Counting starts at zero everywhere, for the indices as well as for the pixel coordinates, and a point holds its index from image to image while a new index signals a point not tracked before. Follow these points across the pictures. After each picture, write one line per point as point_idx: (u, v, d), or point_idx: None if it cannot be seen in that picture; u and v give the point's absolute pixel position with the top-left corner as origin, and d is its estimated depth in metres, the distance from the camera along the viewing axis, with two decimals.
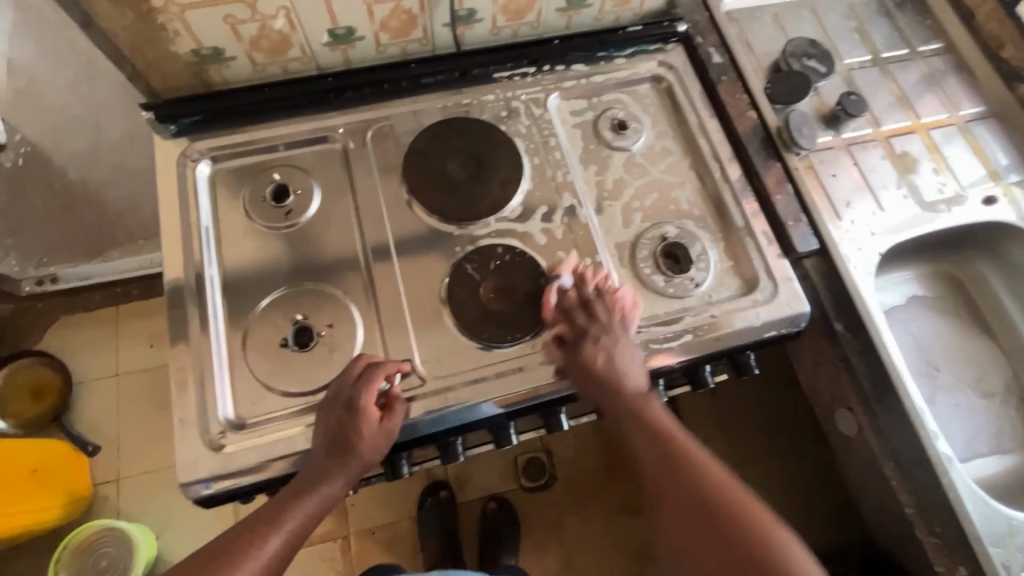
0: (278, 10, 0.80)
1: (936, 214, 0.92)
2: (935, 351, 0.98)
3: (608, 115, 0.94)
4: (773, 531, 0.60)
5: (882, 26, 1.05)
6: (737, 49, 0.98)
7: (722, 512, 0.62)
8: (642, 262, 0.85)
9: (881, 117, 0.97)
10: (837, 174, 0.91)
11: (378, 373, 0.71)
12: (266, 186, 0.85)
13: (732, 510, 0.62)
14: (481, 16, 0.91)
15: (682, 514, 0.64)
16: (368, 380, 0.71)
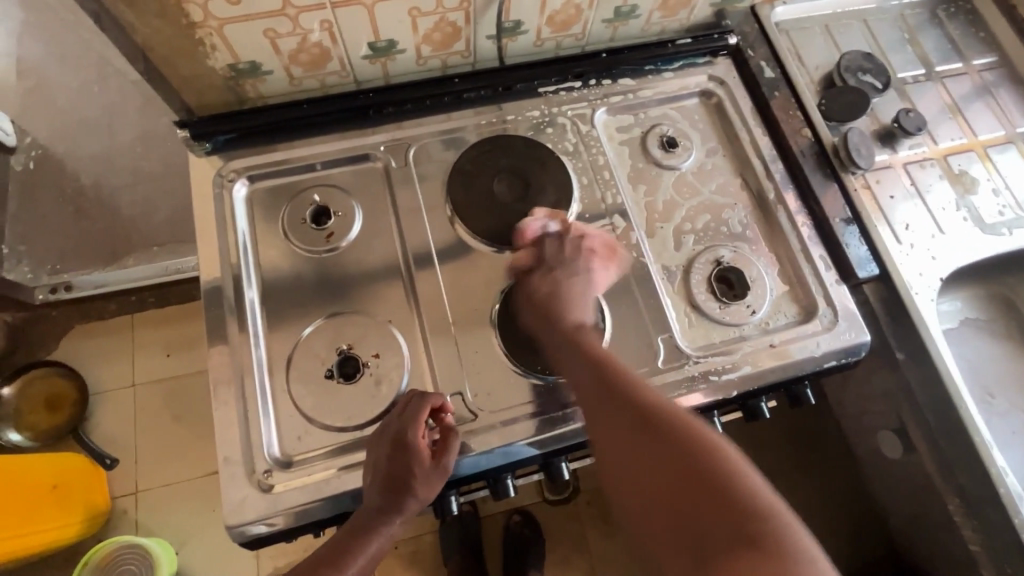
0: (320, 24, 0.76)
1: (996, 237, 0.88)
2: (989, 376, 0.95)
3: (657, 132, 0.90)
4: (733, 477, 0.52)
5: (935, 37, 1.02)
6: (788, 62, 0.95)
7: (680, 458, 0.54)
8: (696, 287, 0.82)
9: (938, 134, 0.94)
10: (894, 196, 0.88)
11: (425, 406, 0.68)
12: (306, 207, 0.81)
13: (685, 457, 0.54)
14: (525, 28, 0.88)
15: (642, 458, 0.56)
16: (413, 412, 0.67)
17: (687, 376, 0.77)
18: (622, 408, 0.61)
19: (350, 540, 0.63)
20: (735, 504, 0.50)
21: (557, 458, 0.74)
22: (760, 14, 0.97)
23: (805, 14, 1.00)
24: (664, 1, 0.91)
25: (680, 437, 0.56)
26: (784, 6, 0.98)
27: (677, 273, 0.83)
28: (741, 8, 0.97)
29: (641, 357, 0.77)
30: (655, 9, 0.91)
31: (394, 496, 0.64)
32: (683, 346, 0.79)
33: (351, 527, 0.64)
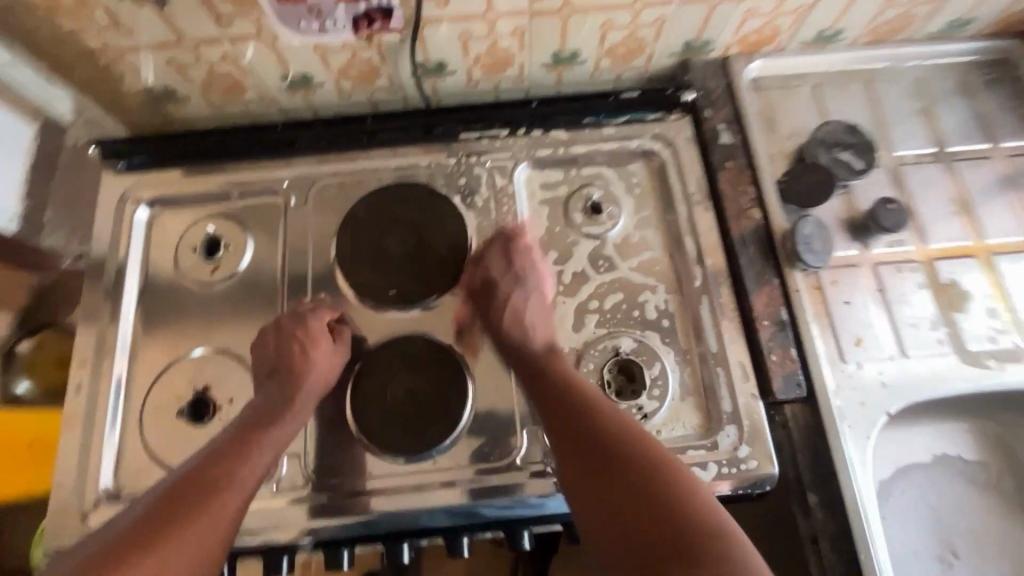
0: (224, 56, 0.75)
1: (980, 371, 0.71)
2: (960, 532, 0.77)
3: (582, 194, 0.81)
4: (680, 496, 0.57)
5: (957, 110, 0.84)
6: (754, 127, 0.82)
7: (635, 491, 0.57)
8: (584, 378, 0.73)
9: (929, 232, 0.77)
10: (851, 302, 0.73)
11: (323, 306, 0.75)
12: (200, 237, 0.81)
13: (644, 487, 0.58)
14: (453, 68, 0.81)
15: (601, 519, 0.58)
16: (309, 307, 0.74)
17: (546, 479, 0.68)
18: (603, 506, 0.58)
19: (245, 432, 0.64)
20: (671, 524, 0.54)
21: (398, 538, 0.68)
22: (733, 69, 0.84)
23: (792, 69, 0.86)
24: (612, 49, 0.81)
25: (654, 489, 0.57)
26: (765, 61, 0.85)
27: (568, 358, 0.74)
28: (711, 61, 0.85)
29: (499, 449, 0.70)
30: (602, 56, 0.82)
31: (286, 382, 0.68)
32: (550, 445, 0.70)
33: (247, 417, 0.66)
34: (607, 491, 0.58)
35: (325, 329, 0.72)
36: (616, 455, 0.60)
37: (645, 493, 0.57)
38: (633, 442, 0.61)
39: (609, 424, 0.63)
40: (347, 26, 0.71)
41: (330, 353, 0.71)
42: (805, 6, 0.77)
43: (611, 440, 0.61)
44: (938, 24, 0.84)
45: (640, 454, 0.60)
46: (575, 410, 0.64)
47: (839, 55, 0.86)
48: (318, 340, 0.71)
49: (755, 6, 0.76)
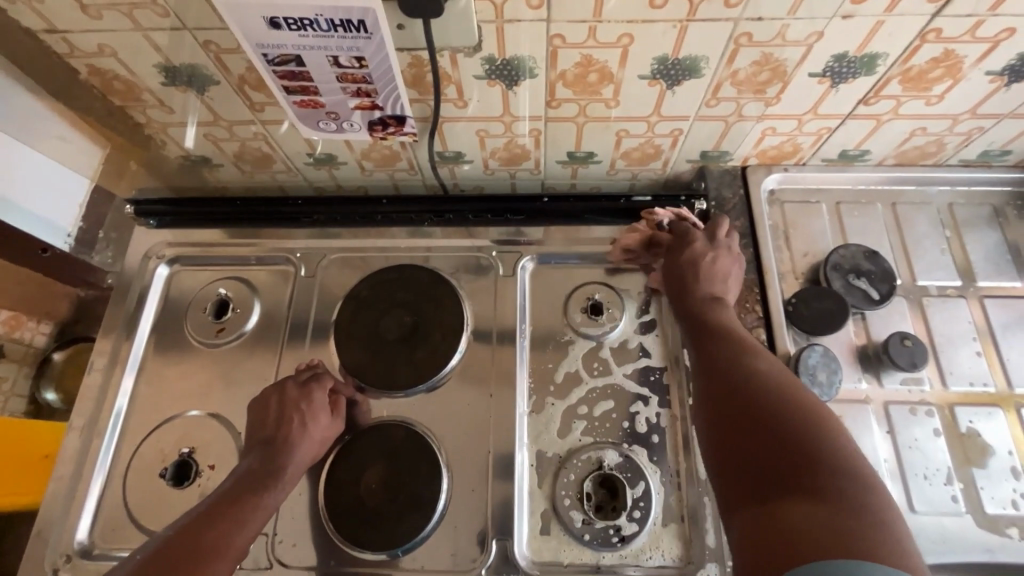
0: (255, 135, 0.80)
1: (999, 539, 0.65)
2: None
3: (583, 292, 0.81)
4: (820, 417, 0.50)
5: (989, 242, 0.80)
6: (768, 242, 0.80)
7: (762, 398, 0.53)
8: (563, 489, 0.70)
9: (951, 372, 0.72)
10: (856, 443, 0.69)
11: (324, 372, 0.76)
12: (211, 298, 0.84)
13: (773, 399, 0.52)
14: (469, 158, 0.84)
15: (734, 427, 0.53)
16: (310, 372, 0.75)
17: None
18: (732, 412, 0.54)
19: (241, 491, 0.64)
20: (794, 443, 0.48)
21: None
22: (750, 180, 0.83)
23: (814, 185, 0.84)
24: (627, 153, 0.81)
25: (791, 407, 0.51)
26: (785, 173, 0.84)
27: (549, 464, 0.72)
28: (729, 169, 0.84)
29: (467, 555, 0.68)
30: (618, 158, 0.82)
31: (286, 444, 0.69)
32: (519, 558, 0.68)
33: (242, 479, 0.66)
34: (735, 398, 0.55)
35: (325, 397, 0.73)
36: (747, 381, 0.55)
37: (767, 417, 0.51)
38: (779, 379, 0.55)
39: (757, 381, 0.55)
40: (362, 128, 0.75)
41: (325, 420, 0.72)
42: (827, 129, 0.76)
43: (750, 372, 0.56)
44: (973, 152, 0.80)
45: (772, 384, 0.54)
46: (715, 352, 0.61)
47: (865, 174, 0.83)
48: (318, 407, 0.72)
49: (775, 125, 0.75)
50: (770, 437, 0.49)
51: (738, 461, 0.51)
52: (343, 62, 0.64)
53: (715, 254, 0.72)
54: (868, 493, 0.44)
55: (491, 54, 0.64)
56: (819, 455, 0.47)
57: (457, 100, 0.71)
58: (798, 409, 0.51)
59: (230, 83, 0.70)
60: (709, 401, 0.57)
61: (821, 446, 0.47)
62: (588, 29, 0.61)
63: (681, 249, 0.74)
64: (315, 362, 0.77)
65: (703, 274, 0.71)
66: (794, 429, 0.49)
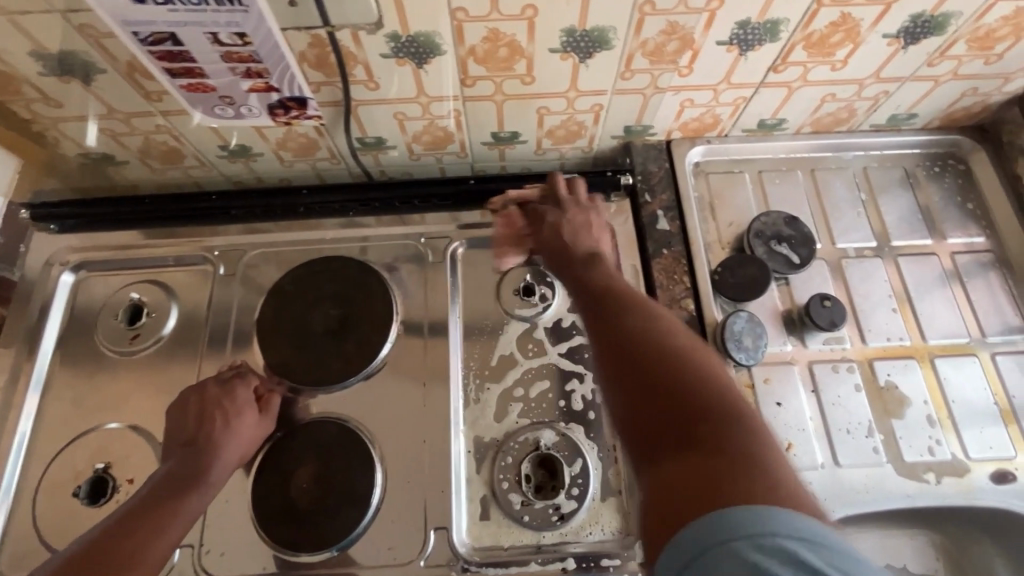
0: (158, 127, 0.75)
1: (917, 485, 0.68)
2: None
3: (515, 274, 0.80)
4: (701, 374, 0.52)
5: (902, 202, 0.83)
6: (694, 214, 0.81)
7: (645, 356, 0.55)
8: (501, 473, 0.69)
9: (869, 328, 0.75)
10: (783, 404, 0.70)
11: (250, 371, 0.73)
12: (123, 304, 0.79)
13: (656, 349, 0.55)
14: (392, 144, 0.81)
15: (640, 335, 0.57)
16: (237, 372, 0.73)
17: None
18: (614, 387, 0.55)
19: (160, 496, 0.62)
20: (689, 397, 0.50)
21: None
22: (676, 153, 0.84)
23: (737, 156, 0.86)
24: (552, 131, 0.80)
25: (669, 357, 0.54)
26: (709, 146, 0.85)
27: (486, 449, 0.71)
28: (654, 144, 0.84)
29: (405, 548, 0.66)
30: (543, 137, 0.81)
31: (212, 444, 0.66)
32: (459, 545, 0.66)
33: (159, 486, 0.63)
34: (619, 348, 0.57)
35: (250, 396, 0.70)
36: (630, 342, 0.56)
37: (662, 370, 0.52)
38: (657, 326, 0.58)
39: (644, 327, 0.58)
40: (263, 112, 0.72)
41: (252, 419, 0.69)
42: (743, 98, 0.77)
43: (626, 331, 0.58)
44: (883, 117, 0.83)
45: (661, 339, 0.56)
46: (593, 296, 0.65)
47: (784, 143, 0.85)
48: (242, 406, 0.69)
49: (692, 97, 0.76)
50: (656, 395, 0.51)
51: (635, 405, 0.52)
52: (225, 40, 0.61)
53: (588, 224, 0.76)
54: (753, 447, 0.45)
55: (395, 31, 0.62)
56: (712, 408, 0.49)
57: (368, 82, 0.69)
58: (681, 358, 0.54)
59: (119, 70, 0.66)
60: (597, 328, 0.60)
61: (713, 398, 0.50)
62: (490, 2, 0.59)
63: (564, 219, 0.76)
64: (240, 364, 0.74)
65: (568, 237, 0.74)
66: (692, 391, 0.50)
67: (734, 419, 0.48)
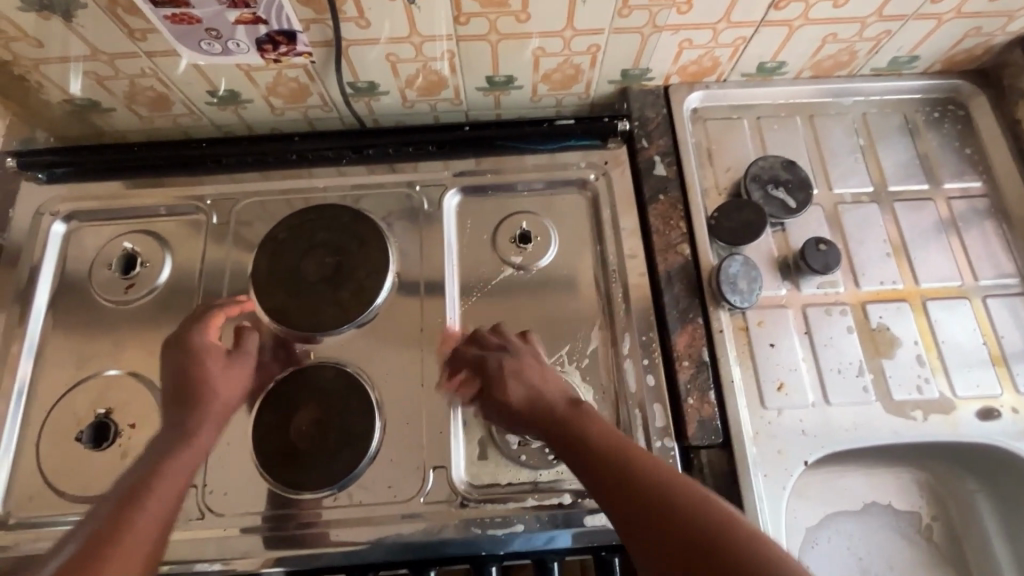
0: (143, 70, 0.73)
1: (904, 422, 0.69)
2: None
3: (511, 222, 0.79)
4: (715, 518, 0.49)
5: (900, 148, 0.83)
6: (691, 160, 0.80)
7: (648, 503, 0.51)
8: None
9: (863, 272, 0.76)
10: (776, 345, 0.71)
11: (206, 324, 0.70)
12: (116, 254, 0.79)
13: (658, 501, 0.51)
14: (385, 89, 0.80)
15: (632, 519, 0.51)
16: (199, 331, 0.70)
17: (448, 520, 0.66)
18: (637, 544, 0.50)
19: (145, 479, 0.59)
20: (716, 558, 0.47)
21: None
22: (673, 98, 0.83)
23: (736, 102, 0.84)
24: (547, 75, 0.79)
25: (681, 507, 0.50)
26: (707, 91, 0.83)
27: None
28: (652, 89, 0.83)
29: (406, 486, 0.68)
30: (539, 82, 0.80)
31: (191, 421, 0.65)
32: (458, 482, 0.68)
33: (161, 436, 0.63)
34: (618, 498, 0.53)
35: (224, 357, 0.69)
36: (641, 496, 0.52)
37: (673, 527, 0.49)
38: (689, 493, 0.51)
39: (644, 469, 0.54)
40: (251, 48, 0.70)
41: (230, 379, 0.68)
42: (742, 39, 0.75)
43: (626, 486, 0.53)
44: (883, 60, 0.82)
45: (670, 490, 0.51)
46: (596, 459, 0.57)
47: (784, 88, 0.84)
48: (217, 368, 0.68)
49: (691, 37, 0.74)
50: (685, 549, 0.48)
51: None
52: None
53: (516, 373, 0.66)
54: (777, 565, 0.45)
55: None
56: (747, 560, 0.46)
57: (358, 19, 0.68)
58: (685, 503, 0.50)
59: (101, 5, 0.64)
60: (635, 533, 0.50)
61: (748, 553, 0.46)
62: None
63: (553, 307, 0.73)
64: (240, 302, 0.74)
65: (512, 404, 0.65)
66: (709, 539, 0.48)
67: (779, 567, 0.45)
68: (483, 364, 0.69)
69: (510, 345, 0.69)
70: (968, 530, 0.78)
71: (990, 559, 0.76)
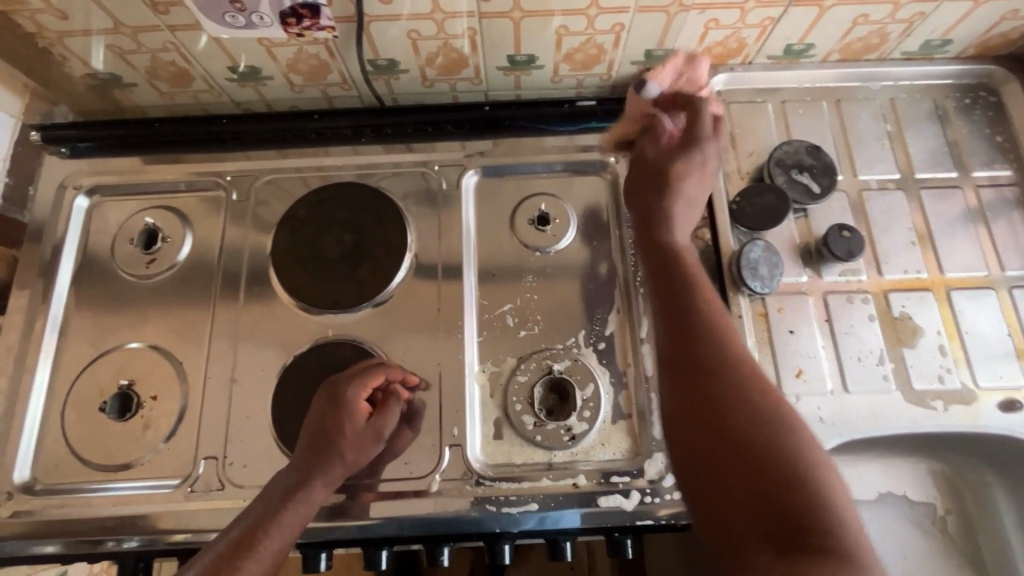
0: (165, 45, 0.73)
1: (924, 411, 0.68)
2: (895, 571, 0.74)
3: (529, 204, 0.79)
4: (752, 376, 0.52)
5: (929, 135, 0.81)
6: (713, 143, 0.79)
7: (696, 330, 0.56)
8: (514, 396, 0.71)
9: (886, 260, 0.74)
10: (795, 332, 0.70)
11: (361, 382, 0.67)
12: (138, 228, 0.80)
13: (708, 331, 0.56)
14: (405, 68, 0.79)
15: (694, 331, 0.56)
16: (352, 389, 0.66)
17: (463, 497, 0.67)
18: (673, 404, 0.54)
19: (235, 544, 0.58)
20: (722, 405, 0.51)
21: (312, 548, 0.67)
22: None
23: (760, 85, 0.83)
24: (569, 55, 0.78)
25: (715, 347, 0.54)
26: (731, 73, 0.82)
27: (500, 373, 0.72)
28: None
29: (422, 463, 0.68)
30: (561, 62, 0.79)
31: (289, 478, 0.63)
32: (473, 461, 0.68)
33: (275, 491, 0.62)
34: (679, 324, 0.57)
35: (362, 423, 0.66)
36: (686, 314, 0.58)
37: (715, 385, 0.52)
38: (741, 359, 0.54)
39: (700, 291, 0.60)
40: (275, 21, 0.69)
41: (360, 450, 0.65)
42: (771, 19, 0.74)
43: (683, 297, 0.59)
44: (915, 43, 0.80)
45: (699, 318, 0.57)
46: (672, 294, 0.60)
47: (810, 71, 0.82)
48: (353, 435, 0.65)
49: (718, 17, 0.73)
50: (712, 404, 0.51)
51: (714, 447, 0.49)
52: None
53: (698, 167, 0.68)
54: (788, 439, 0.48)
55: None
56: (767, 425, 0.49)
57: None
58: (714, 338, 0.55)
59: None
60: (693, 408, 0.52)
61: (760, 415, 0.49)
62: None
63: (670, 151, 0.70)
64: (402, 373, 0.70)
65: (659, 215, 0.68)
66: (734, 393, 0.51)
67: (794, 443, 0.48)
68: (652, 132, 0.73)
69: (676, 114, 0.72)
70: (982, 521, 0.77)
71: (1004, 551, 0.75)
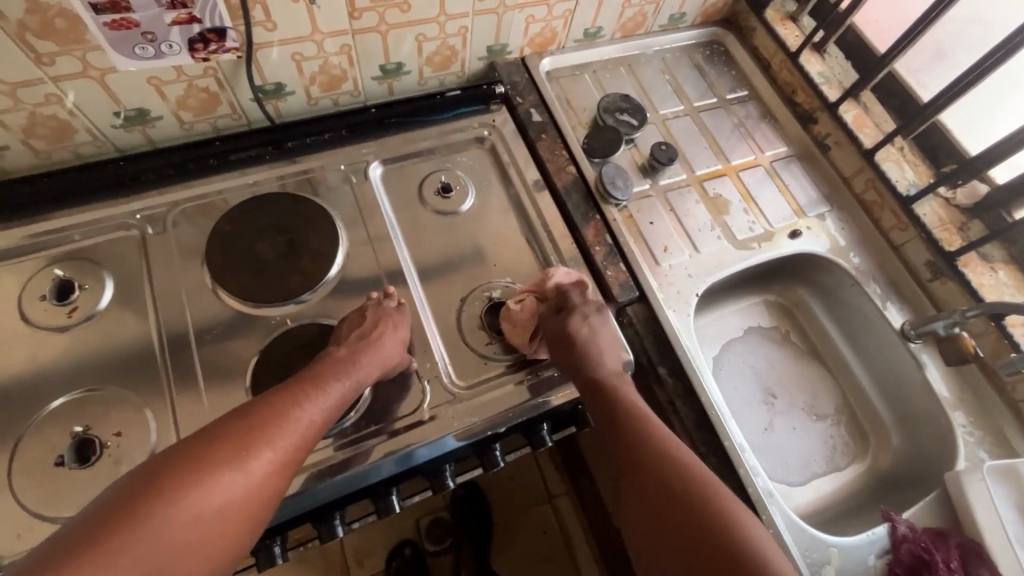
0: (47, 98, 0.75)
1: (749, 252, 0.97)
2: (771, 378, 1.02)
3: (431, 179, 0.94)
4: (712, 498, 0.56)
5: (692, 77, 1.14)
6: (555, 107, 1.02)
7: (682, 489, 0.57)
8: (466, 328, 0.83)
9: (695, 162, 1.03)
10: (654, 222, 0.95)
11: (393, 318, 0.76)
12: (47, 285, 0.78)
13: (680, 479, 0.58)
14: (291, 89, 0.90)
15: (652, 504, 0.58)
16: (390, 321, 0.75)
17: (453, 415, 0.76)
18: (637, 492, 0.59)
19: (302, 383, 0.63)
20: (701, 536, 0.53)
21: (330, 512, 0.72)
22: (530, 65, 1.05)
23: (575, 62, 1.09)
24: (429, 59, 0.96)
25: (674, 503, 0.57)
26: (553, 56, 1.07)
27: (449, 314, 0.84)
28: (512, 61, 1.04)
29: (407, 402, 0.76)
30: (423, 65, 0.97)
31: (319, 372, 0.66)
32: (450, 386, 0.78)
33: (299, 379, 0.64)
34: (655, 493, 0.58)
35: (392, 344, 0.73)
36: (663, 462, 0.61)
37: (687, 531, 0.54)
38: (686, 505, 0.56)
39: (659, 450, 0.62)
40: (183, 48, 0.76)
41: (387, 348, 0.72)
42: (569, 11, 1.00)
43: (654, 450, 0.62)
44: (664, 18, 1.13)
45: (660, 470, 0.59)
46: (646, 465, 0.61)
47: (605, 47, 1.11)
48: (383, 351, 0.72)
49: (533, 13, 0.97)
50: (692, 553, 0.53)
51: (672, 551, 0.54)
52: None
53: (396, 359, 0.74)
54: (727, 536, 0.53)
55: None
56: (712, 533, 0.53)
57: (266, 23, 0.78)
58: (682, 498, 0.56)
59: (8, 31, 0.66)
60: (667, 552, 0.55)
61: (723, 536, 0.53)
62: None
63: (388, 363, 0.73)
64: (388, 290, 0.80)
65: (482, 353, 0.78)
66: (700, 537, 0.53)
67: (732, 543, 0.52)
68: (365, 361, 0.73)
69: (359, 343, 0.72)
70: (811, 326, 1.07)
71: (828, 339, 1.06)
